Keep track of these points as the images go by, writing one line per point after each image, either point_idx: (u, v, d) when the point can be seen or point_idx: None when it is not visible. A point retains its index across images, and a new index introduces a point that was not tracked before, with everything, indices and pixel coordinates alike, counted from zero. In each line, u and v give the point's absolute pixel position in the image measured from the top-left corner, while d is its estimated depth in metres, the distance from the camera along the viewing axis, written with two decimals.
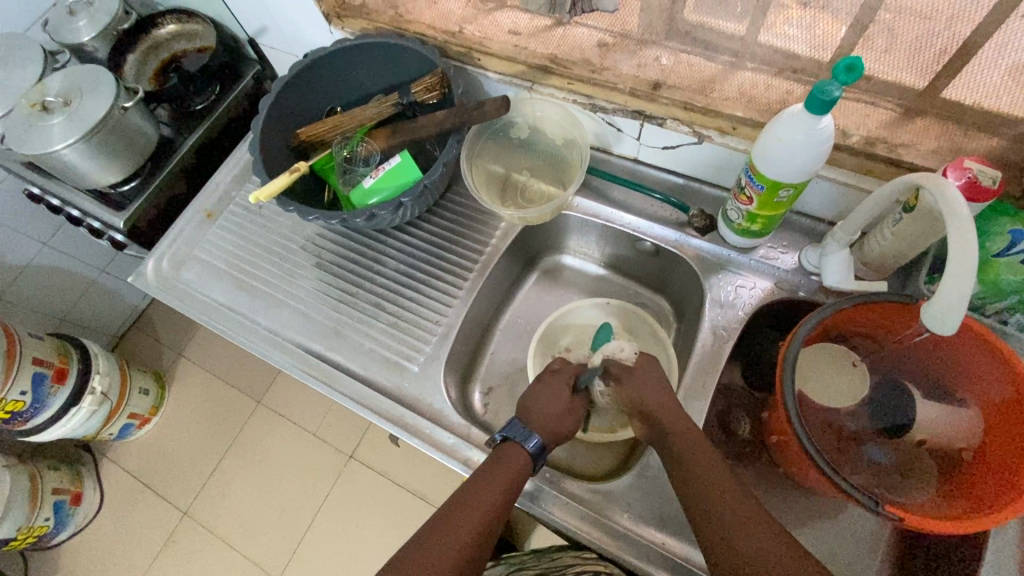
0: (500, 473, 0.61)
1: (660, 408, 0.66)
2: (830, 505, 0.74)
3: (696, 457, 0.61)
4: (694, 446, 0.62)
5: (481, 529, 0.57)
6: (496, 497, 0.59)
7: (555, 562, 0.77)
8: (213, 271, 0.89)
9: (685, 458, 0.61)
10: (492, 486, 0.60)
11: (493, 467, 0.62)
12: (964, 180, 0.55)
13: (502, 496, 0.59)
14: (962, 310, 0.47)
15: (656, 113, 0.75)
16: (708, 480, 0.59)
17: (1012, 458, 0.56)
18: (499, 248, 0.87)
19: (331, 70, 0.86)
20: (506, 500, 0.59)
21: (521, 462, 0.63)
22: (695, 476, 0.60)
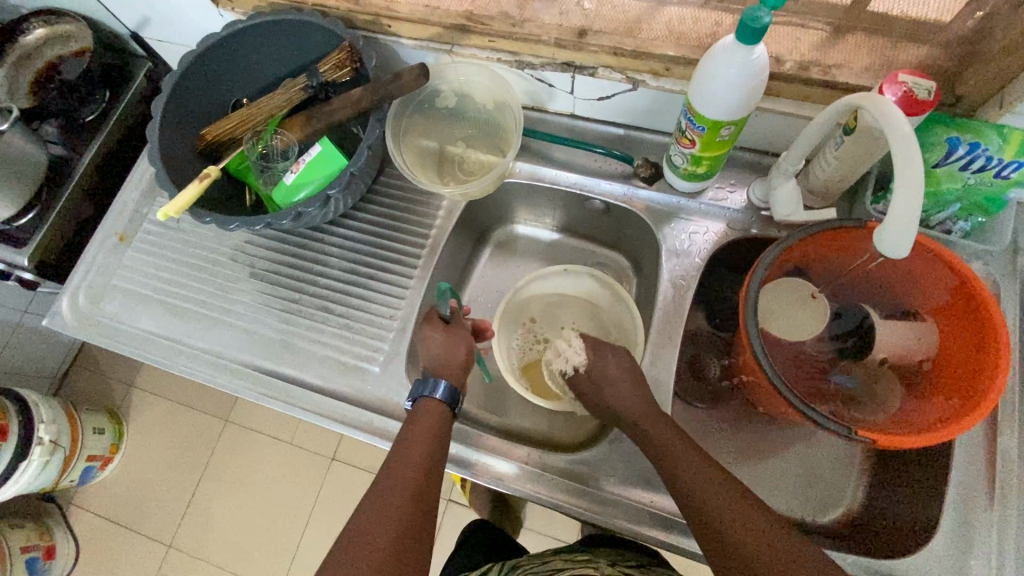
0: (420, 424, 0.61)
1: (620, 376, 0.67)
2: (807, 433, 0.76)
3: (679, 453, 0.60)
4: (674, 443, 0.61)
5: (413, 489, 0.55)
6: (421, 449, 0.59)
7: (548, 568, 0.69)
8: (138, 299, 0.81)
9: (664, 439, 0.61)
10: (415, 441, 0.59)
11: (413, 424, 0.61)
12: (898, 95, 0.54)
13: (427, 445, 0.59)
14: (914, 231, 0.46)
15: (587, 63, 0.71)
16: (696, 478, 0.57)
17: (969, 364, 0.58)
18: (445, 228, 0.82)
19: (226, 60, 0.78)
20: (434, 447, 0.60)
21: (437, 415, 0.63)
22: (681, 472, 0.58)
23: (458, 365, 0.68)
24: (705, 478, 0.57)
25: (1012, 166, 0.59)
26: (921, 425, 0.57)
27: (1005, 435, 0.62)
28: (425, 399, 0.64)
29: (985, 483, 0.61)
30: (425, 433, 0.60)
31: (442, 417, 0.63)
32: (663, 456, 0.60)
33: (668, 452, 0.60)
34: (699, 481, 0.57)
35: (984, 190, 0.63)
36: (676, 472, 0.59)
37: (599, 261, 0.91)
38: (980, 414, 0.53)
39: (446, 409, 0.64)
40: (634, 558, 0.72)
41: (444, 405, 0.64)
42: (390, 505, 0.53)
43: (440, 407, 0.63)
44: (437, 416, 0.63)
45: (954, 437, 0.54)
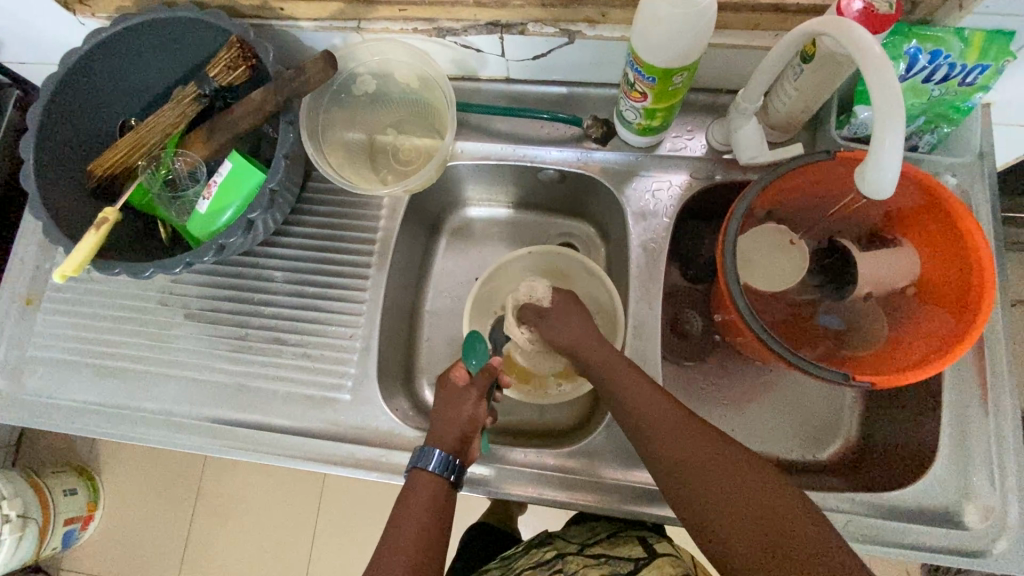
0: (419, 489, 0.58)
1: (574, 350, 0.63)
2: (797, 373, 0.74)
3: (661, 416, 0.55)
4: (660, 403, 0.55)
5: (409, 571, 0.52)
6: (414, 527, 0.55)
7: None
8: (63, 366, 0.72)
9: (643, 405, 0.56)
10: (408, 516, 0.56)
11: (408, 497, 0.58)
12: (853, 11, 0.49)
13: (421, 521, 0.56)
14: (898, 166, 0.42)
15: (514, 20, 0.63)
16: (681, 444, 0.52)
17: (953, 286, 0.56)
18: (392, 227, 0.74)
19: (96, 79, 0.66)
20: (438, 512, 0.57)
21: (432, 485, 0.58)
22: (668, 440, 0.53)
23: (457, 428, 0.61)
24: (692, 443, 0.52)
25: (975, 71, 0.56)
26: (915, 358, 0.56)
27: (992, 347, 0.62)
28: (417, 468, 0.59)
29: (979, 398, 0.61)
30: (416, 506, 0.57)
31: (437, 480, 0.58)
32: (645, 422, 0.55)
33: (651, 418, 0.55)
34: (687, 450, 0.52)
35: (948, 100, 0.60)
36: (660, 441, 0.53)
37: (563, 232, 0.86)
38: (971, 341, 0.52)
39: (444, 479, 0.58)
40: (602, 531, 0.69)
41: (439, 476, 0.58)
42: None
43: (434, 477, 0.58)
44: (428, 485, 0.58)
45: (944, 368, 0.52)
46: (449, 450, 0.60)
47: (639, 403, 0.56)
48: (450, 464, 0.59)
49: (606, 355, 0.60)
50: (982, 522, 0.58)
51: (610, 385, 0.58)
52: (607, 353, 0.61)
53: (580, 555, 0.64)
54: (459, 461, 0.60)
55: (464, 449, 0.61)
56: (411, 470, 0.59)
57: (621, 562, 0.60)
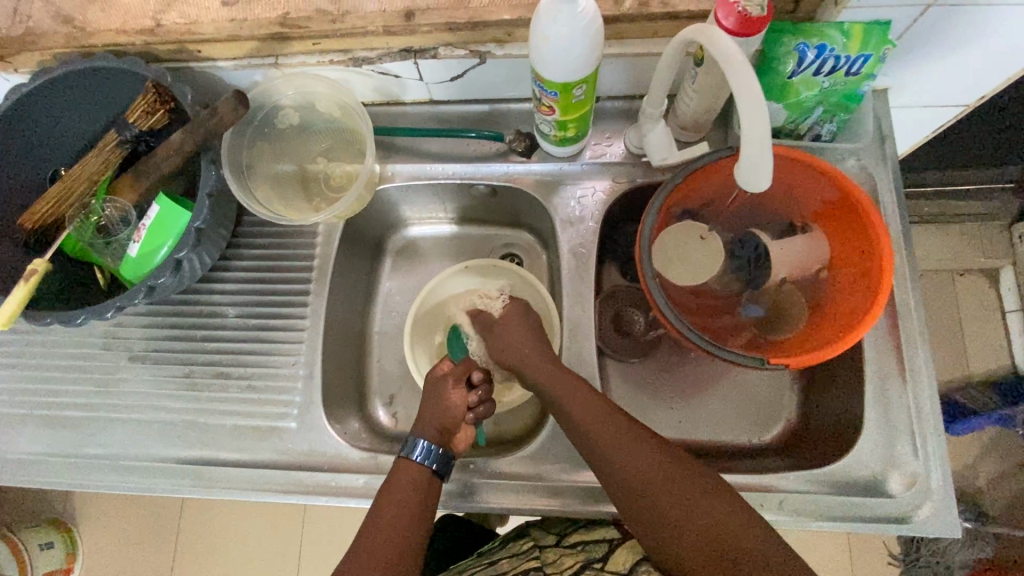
0: (397, 490, 0.59)
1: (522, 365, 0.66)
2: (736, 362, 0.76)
3: (626, 446, 0.56)
4: (624, 430, 0.57)
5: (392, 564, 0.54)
6: (398, 517, 0.57)
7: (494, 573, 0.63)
8: (8, 420, 0.72)
9: (610, 438, 0.56)
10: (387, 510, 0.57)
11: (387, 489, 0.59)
12: (734, 18, 0.52)
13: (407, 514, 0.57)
14: (769, 159, 0.45)
15: (425, 45, 0.65)
16: (649, 477, 0.54)
17: (858, 263, 0.60)
18: (330, 253, 0.76)
19: (17, 132, 0.67)
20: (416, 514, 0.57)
21: (418, 478, 0.59)
22: (636, 472, 0.54)
23: (440, 415, 0.65)
24: (657, 475, 0.54)
25: (859, 61, 0.59)
26: (827, 337, 0.58)
27: (905, 319, 0.65)
28: (404, 461, 0.61)
29: (896, 368, 0.64)
30: (402, 498, 0.58)
31: (421, 475, 0.60)
32: (613, 455, 0.56)
33: (619, 448, 0.56)
34: (654, 483, 0.53)
35: (840, 90, 0.63)
36: (629, 474, 0.55)
37: (506, 244, 0.88)
38: (874, 318, 0.55)
39: (428, 471, 0.60)
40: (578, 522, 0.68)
41: (422, 468, 0.60)
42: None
43: (419, 470, 0.60)
44: (413, 478, 0.59)
45: (851, 347, 0.55)
46: (431, 440, 0.63)
47: (606, 433, 0.57)
48: (434, 455, 0.61)
49: (568, 386, 0.61)
50: (907, 488, 0.61)
51: (576, 420, 0.59)
52: (567, 380, 0.61)
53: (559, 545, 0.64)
54: (446, 453, 0.62)
55: (446, 437, 0.65)
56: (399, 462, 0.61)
57: (596, 546, 0.61)
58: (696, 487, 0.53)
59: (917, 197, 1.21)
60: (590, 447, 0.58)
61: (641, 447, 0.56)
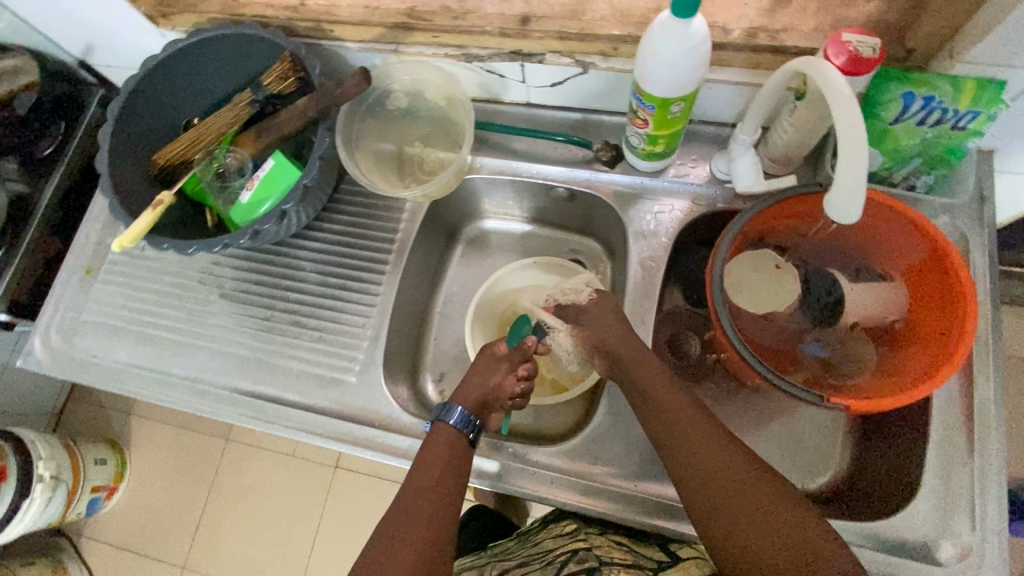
0: (434, 456, 0.61)
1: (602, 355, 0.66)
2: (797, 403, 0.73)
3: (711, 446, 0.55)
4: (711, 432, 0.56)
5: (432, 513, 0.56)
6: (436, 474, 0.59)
7: (537, 549, 0.68)
8: (108, 331, 0.81)
9: (695, 435, 0.56)
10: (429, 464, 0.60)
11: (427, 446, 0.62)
12: (845, 57, 0.53)
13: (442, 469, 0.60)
14: (861, 193, 0.46)
15: (534, 50, 0.70)
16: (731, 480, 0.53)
17: (939, 317, 0.58)
18: (411, 229, 0.81)
19: (168, 81, 0.76)
20: (448, 481, 0.59)
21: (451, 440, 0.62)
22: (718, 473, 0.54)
23: (483, 391, 0.68)
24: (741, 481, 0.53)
25: (968, 116, 0.59)
26: (897, 386, 0.57)
27: (981, 388, 0.62)
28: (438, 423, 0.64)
29: (964, 436, 0.62)
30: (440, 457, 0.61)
31: (454, 442, 0.62)
32: (694, 452, 0.55)
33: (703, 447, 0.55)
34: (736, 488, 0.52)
35: (943, 143, 0.62)
36: (710, 473, 0.54)
37: (573, 249, 0.90)
38: (946, 375, 0.53)
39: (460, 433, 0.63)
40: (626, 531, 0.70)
41: (458, 431, 0.63)
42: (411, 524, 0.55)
43: (453, 432, 0.62)
44: (447, 443, 0.62)
45: (915, 401, 0.54)
46: (470, 410, 0.66)
47: (691, 431, 0.57)
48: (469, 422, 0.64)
49: (660, 383, 0.61)
50: (959, 561, 0.58)
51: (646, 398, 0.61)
52: (639, 364, 0.63)
53: (606, 537, 0.66)
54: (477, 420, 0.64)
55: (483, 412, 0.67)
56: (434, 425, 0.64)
57: (644, 557, 0.63)
58: (780, 499, 0.52)
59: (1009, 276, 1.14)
60: (670, 443, 0.57)
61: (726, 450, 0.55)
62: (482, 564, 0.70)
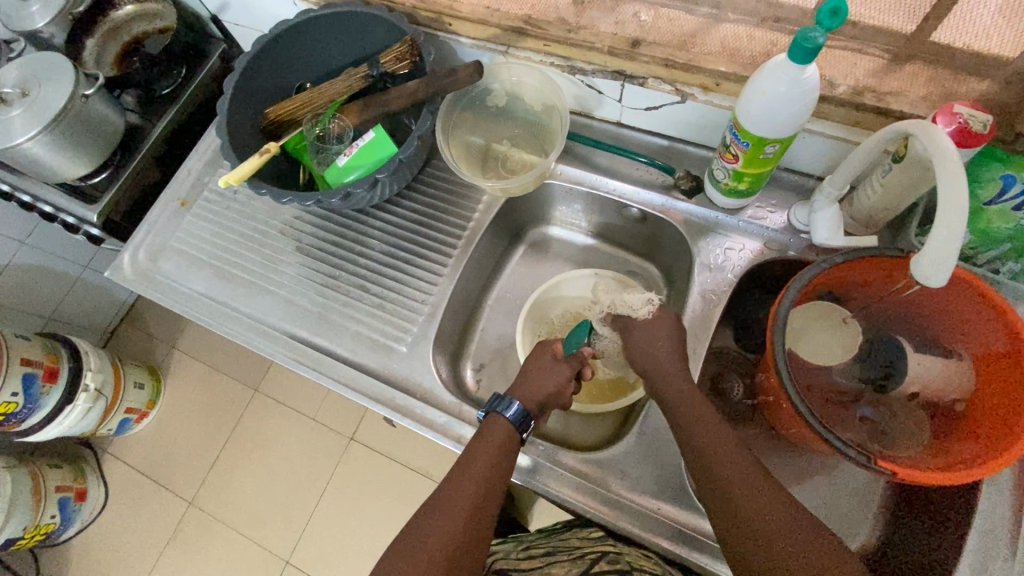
0: (483, 449, 0.62)
1: (653, 376, 0.67)
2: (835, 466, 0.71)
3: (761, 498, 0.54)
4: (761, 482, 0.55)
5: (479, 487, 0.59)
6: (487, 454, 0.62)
7: (564, 543, 0.74)
8: (191, 261, 0.87)
9: (735, 479, 0.55)
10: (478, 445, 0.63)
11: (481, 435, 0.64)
12: (954, 127, 0.53)
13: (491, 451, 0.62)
14: (953, 260, 0.45)
15: (637, 73, 0.72)
16: (776, 536, 0.51)
17: (1002, 405, 0.57)
18: (483, 221, 0.84)
19: (294, 45, 0.82)
20: (497, 478, 0.60)
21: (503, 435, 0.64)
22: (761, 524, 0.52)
23: (545, 389, 0.69)
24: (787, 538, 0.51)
25: None
26: (947, 464, 0.56)
27: None
28: (494, 414, 0.65)
29: (1008, 535, 0.59)
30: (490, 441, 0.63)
31: (508, 440, 0.63)
32: (736, 499, 0.54)
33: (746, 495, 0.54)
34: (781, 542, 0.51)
35: None
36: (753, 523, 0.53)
37: (631, 270, 0.92)
38: (1004, 463, 0.52)
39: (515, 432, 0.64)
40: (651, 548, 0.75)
41: (513, 427, 0.64)
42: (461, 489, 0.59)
43: (508, 427, 0.64)
44: (503, 439, 0.63)
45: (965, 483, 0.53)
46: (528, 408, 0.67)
47: (738, 477, 0.56)
48: (524, 419, 0.65)
49: (708, 424, 0.60)
50: None
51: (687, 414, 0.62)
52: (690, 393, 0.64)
53: (636, 548, 0.70)
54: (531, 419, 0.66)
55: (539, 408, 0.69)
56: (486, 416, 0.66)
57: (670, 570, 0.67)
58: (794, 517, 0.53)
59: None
60: (712, 483, 0.57)
61: (775, 503, 0.53)
62: (510, 551, 0.76)
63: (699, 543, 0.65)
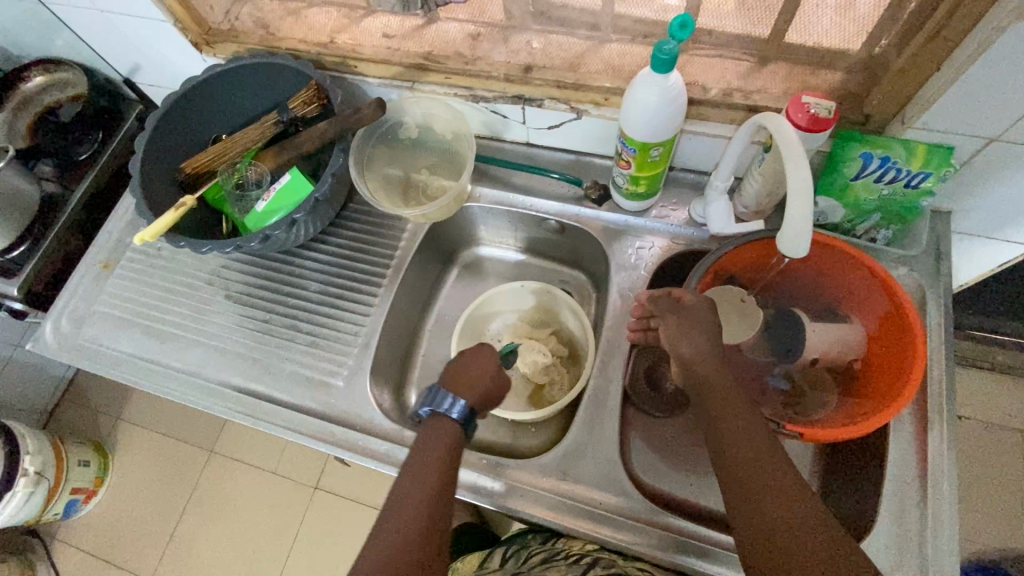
0: (428, 452, 0.61)
1: None
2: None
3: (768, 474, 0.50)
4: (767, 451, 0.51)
5: (423, 502, 0.57)
6: (434, 469, 0.59)
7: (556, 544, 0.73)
8: (117, 322, 0.85)
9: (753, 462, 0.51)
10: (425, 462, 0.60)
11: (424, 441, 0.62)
12: (805, 116, 0.60)
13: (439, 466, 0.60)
14: (808, 232, 0.51)
15: (534, 95, 0.77)
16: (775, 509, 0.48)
17: (891, 358, 0.63)
18: (410, 247, 0.87)
19: (204, 101, 0.84)
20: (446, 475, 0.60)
21: (448, 436, 0.63)
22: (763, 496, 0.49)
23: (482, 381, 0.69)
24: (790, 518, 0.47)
25: (919, 176, 0.64)
26: (852, 419, 0.61)
27: (935, 433, 0.65)
28: (439, 413, 0.65)
29: (917, 480, 0.64)
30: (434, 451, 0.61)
31: (456, 437, 0.64)
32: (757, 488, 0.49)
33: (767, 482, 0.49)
34: (783, 519, 0.47)
35: (897, 201, 0.69)
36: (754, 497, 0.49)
37: (561, 280, 0.96)
38: (896, 409, 0.57)
39: (461, 429, 0.65)
40: None
41: (457, 425, 0.64)
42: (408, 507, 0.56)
43: (454, 426, 0.64)
44: (449, 437, 0.63)
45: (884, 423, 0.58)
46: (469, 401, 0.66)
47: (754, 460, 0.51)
48: (470, 416, 0.66)
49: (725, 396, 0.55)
50: None
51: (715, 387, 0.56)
52: None
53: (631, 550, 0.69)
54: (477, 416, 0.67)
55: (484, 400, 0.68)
56: (430, 413, 0.66)
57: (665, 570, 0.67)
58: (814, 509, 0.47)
59: (971, 338, 1.25)
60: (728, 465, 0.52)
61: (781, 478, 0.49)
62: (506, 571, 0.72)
63: (642, 529, 0.67)
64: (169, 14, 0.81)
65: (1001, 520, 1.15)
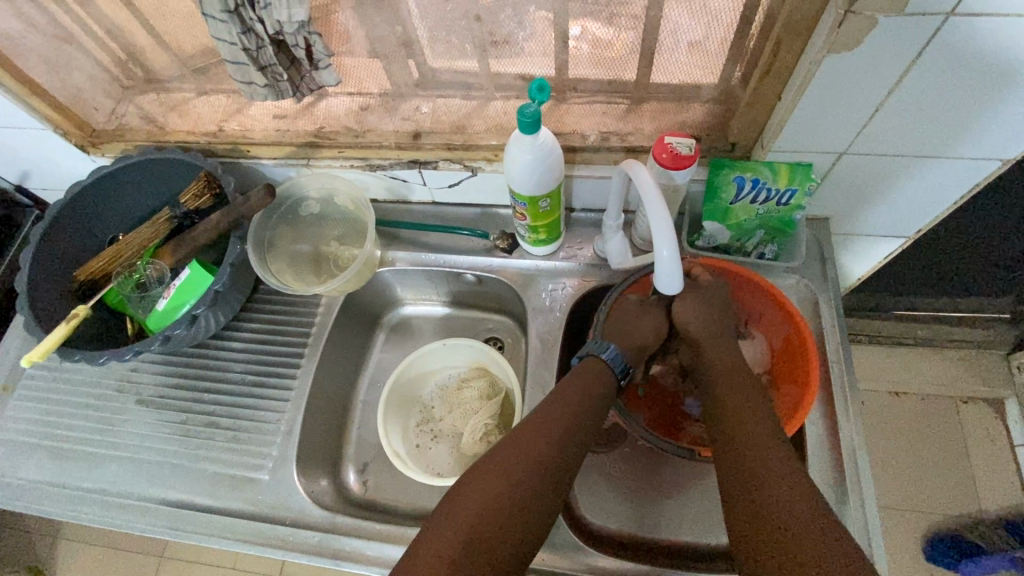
0: (565, 396, 0.62)
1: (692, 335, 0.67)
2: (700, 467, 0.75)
3: (779, 485, 0.52)
4: (779, 462, 0.54)
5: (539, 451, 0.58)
6: (563, 414, 0.61)
7: None
8: (19, 447, 0.80)
9: (764, 453, 0.54)
10: (561, 398, 0.62)
11: (569, 379, 0.65)
12: (667, 155, 0.63)
13: (570, 413, 0.61)
14: (675, 270, 0.55)
15: (428, 159, 0.80)
16: (787, 530, 0.49)
17: (792, 368, 0.67)
18: (327, 320, 0.85)
19: (93, 206, 0.82)
20: (561, 435, 0.60)
21: (596, 377, 0.65)
22: (774, 512, 0.50)
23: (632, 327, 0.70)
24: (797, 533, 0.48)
25: (787, 194, 0.69)
26: None
27: (844, 427, 0.68)
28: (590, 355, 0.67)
29: (836, 479, 0.66)
30: (571, 394, 0.63)
31: (590, 387, 0.64)
32: (764, 480, 0.53)
33: (772, 473, 0.53)
34: (795, 544, 0.47)
35: (775, 217, 0.73)
36: (761, 510, 0.51)
37: (490, 328, 0.96)
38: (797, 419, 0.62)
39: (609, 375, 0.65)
40: None
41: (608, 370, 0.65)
42: (520, 451, 0.58)
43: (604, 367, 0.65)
44: (592, 377, 0.64)
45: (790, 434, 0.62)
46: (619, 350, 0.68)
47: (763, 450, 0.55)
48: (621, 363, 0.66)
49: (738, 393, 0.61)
50: None
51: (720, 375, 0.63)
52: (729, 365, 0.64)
53: None
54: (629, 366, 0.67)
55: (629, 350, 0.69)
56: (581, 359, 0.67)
57: None
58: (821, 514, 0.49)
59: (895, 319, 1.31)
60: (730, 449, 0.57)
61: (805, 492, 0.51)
62: None
63: None
64: (47, 122, 0.79)
65: (946, 486, 1.20)
